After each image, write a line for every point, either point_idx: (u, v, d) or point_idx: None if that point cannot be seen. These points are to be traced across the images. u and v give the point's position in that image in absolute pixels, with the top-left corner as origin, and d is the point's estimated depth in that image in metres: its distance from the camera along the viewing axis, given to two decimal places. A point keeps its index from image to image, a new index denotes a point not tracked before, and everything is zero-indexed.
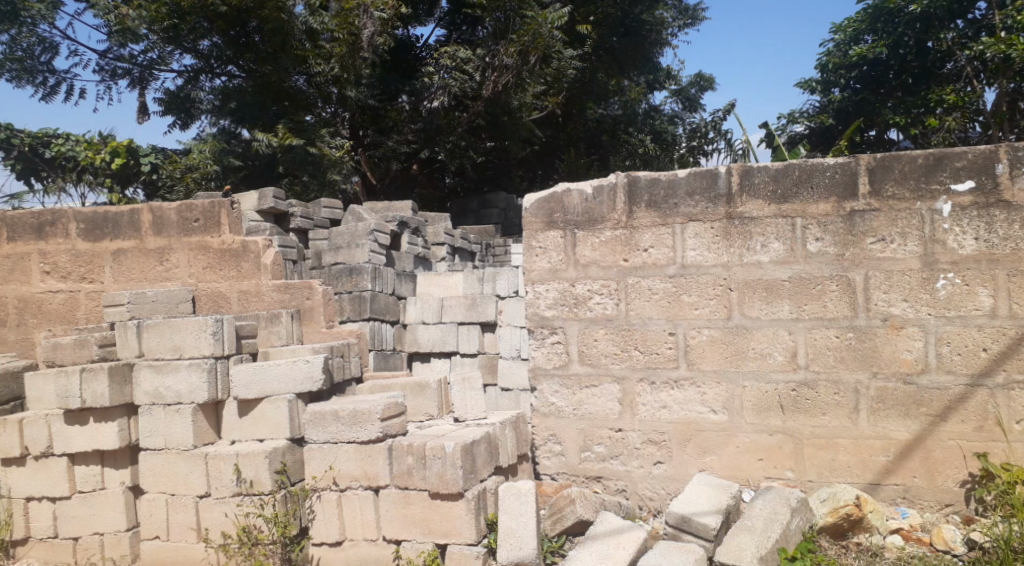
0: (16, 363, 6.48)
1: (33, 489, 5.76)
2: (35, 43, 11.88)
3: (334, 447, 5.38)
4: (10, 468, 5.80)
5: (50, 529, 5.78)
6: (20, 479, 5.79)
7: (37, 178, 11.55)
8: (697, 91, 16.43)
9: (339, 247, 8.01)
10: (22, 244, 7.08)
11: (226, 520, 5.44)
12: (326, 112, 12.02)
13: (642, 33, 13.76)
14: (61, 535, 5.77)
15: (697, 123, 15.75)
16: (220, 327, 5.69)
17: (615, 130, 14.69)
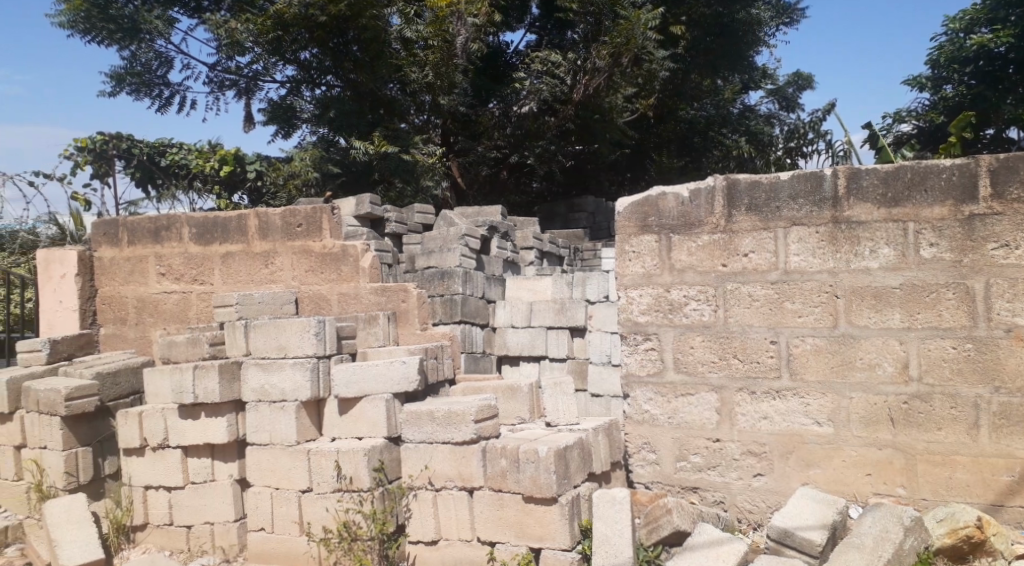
0: (137, 359, 6.99)
1: (151, 479, 6.08)
2: (152, 58, 12.45)
3: (430, 447, 5.47)
4: (132, 458, 6.15)
5: (166, 517, 6.07)
6: (139, 469, 6.11)
7: (153, 185, 12.10)
8: (795, 90, 16.09)
9: (431, 252, 8.15)
10: (140, 247, 7.61)
11: (327, 515, 5.58)
12: (418, 120, 12.17)
13: (739, 34, 13.41)
14: (176, 523, 6.06)
15: (794, 123, 15.22)
16: (323, 328, 5.83)
17: (707, 132, 14.47)
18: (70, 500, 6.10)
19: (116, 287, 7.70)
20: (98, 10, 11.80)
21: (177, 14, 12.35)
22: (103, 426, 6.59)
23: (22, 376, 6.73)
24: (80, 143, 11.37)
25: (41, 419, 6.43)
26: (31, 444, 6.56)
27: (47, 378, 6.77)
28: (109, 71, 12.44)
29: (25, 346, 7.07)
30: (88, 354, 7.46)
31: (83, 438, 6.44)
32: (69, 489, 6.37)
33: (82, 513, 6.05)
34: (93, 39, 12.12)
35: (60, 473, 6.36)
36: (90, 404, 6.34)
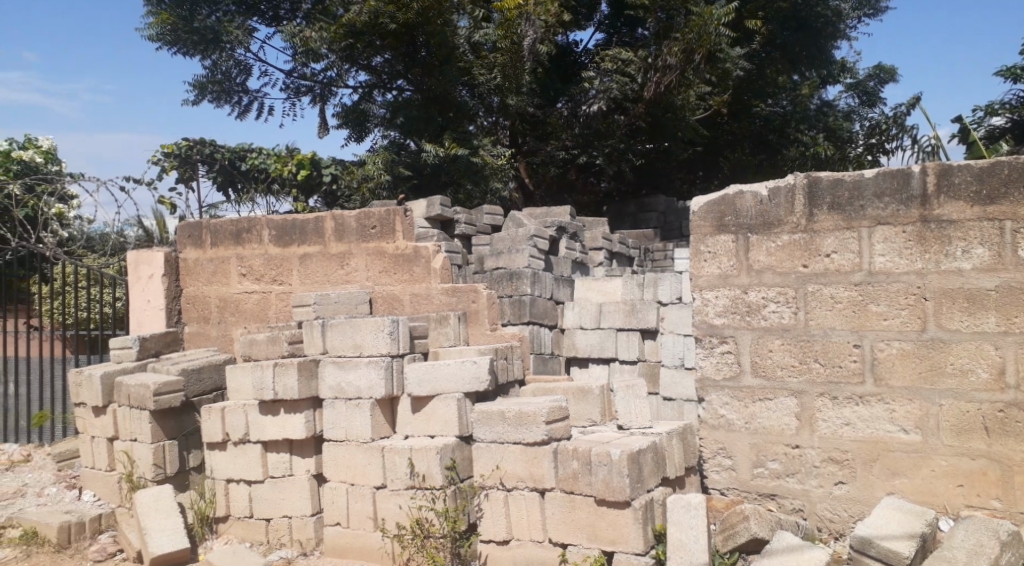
0: (218, 356, 7.35)
1: (232, 472, 6.41)
2: (232, 66, 12.72)
3: (501, 447, 5.48)
4: (214, 452, 6.49)
5: (246, 510, 6.39)
6: (222, 462, 6.45)
7: (235, 190, 12.40)
8: (876, 83, 15.68)
9: (500, 253, 8.09)
10: (223, 249, 8.06)
11: (401, 511, 5.75)
12: (487, 121, 12.22)
13: (816, 25, 13.15)
14: (255, 515, 6.37)
15: (874, 118, 14.86)
16: (396, 327, 5.96)
17: (784, 130, 14.01)
18: (158, 490, 6.44)
19: (199, 287, 8.21)
20: (183, 22, 12.16)
21: (256, 24, 12.69)
22: (187, 421, 7.06)
23: (113, 371, 7.18)
24: (165, 149, 11.72)
25: (131, 413, 6.90)
26: (123, 436, 7.02)
27: (136, 373, 7.23)
28: (191, 80, 12.74)
29: (117, 342, 7.57)
30: (174, 351, 7.90)
31: (170, 432, 6.90)
32: (157, 479, 6.83)
33: (169, 502, 6.40)
34: (178, 50, 12.46)
35: (149, 465, 6.82)
36: (177, 400, 6.81)
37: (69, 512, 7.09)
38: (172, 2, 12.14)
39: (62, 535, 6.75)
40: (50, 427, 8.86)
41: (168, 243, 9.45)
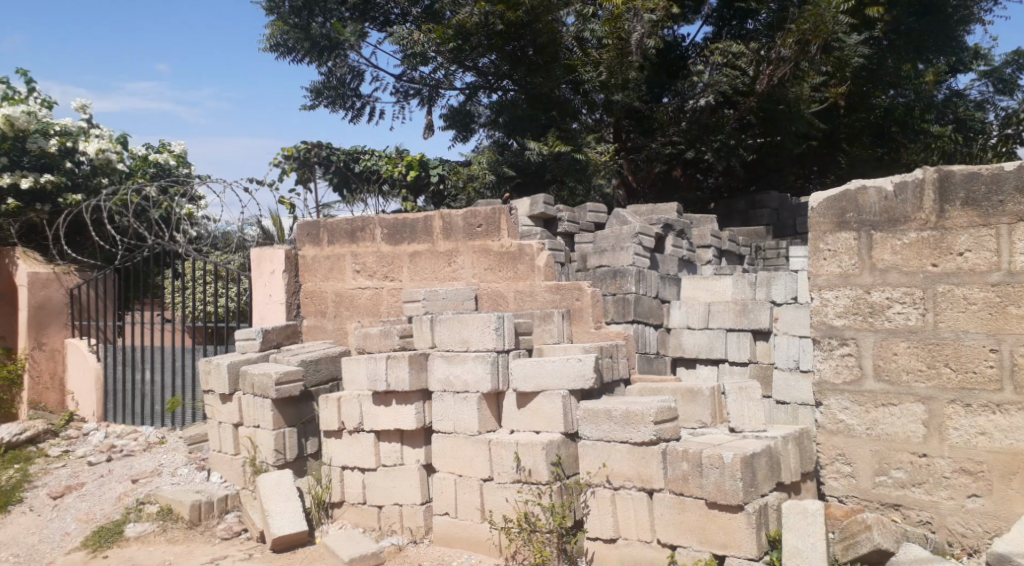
0: (333, 349, 7.77)
1: (347, 460, 6.90)
2: (346, 72, 13.08)
3: (607, 445, 5.75)
4: (331, 439, 7.01)
5: (360, 496, 6.87)
6: (338, 450, 6.96)
7: (350, 190, 12.76)
8: (1015, 70, 14.82)
9: (604, 250, 7.83)
10: (338, 247, 8.50)
11: (507, 505, 6.13)
12: (591, 119, 12.08)
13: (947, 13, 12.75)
14: (369, 502, 6.84)
15: (1011, 107, 14.18)
16: (502, 324, 6.32)
17: (907, 121, 13.35)
18: (279, 474, 6.89)
19: (317, 283, 8.67)
20: (299, 30, 12.62)
21: (369, 28, 12.96)
22: (306, 410, 7.37)
23: (238, 361, 7.59)
24: (286, 152, 12.20)
25: (254, 401, 7.25)
26: (247, 423, 7.39)
27: (259, 363, 7.61)
28: (310, 85, 13.27)
29: (243, 335, 8.07)
30: (293, 344, 8.45)
31: (290, 419, 7.22)
32: (278, 465, 7.15)
33: (290, 486, 6.86)
34: (295, 57, 12.92)
35: (271, 450, 7.15)
36: (296, 389, 7.11)
37: (199, 492, 7.49)
38: (289, 10, 12.55)
39: (193, 513, 7.13)
40: (182, 414, 9.28)
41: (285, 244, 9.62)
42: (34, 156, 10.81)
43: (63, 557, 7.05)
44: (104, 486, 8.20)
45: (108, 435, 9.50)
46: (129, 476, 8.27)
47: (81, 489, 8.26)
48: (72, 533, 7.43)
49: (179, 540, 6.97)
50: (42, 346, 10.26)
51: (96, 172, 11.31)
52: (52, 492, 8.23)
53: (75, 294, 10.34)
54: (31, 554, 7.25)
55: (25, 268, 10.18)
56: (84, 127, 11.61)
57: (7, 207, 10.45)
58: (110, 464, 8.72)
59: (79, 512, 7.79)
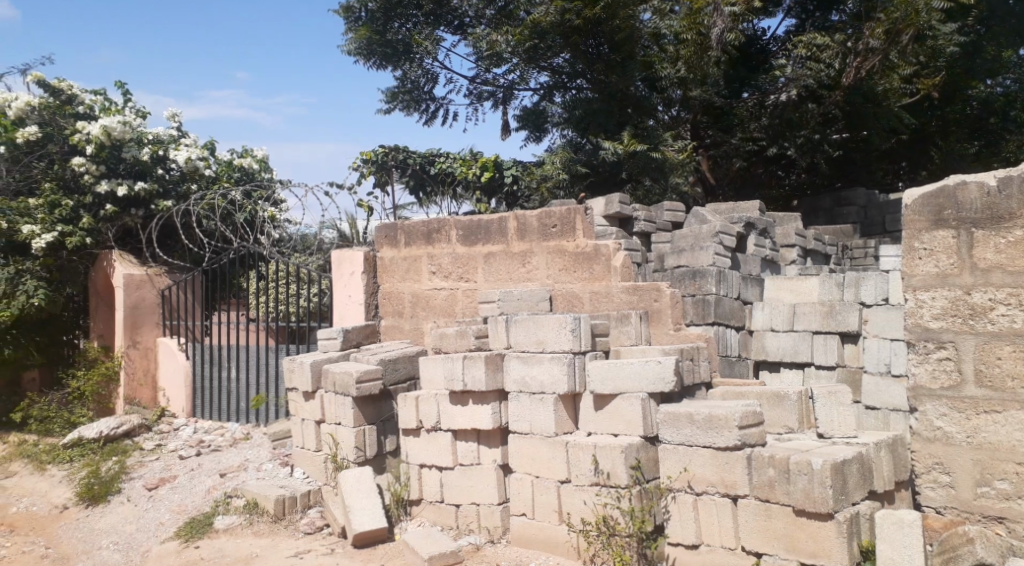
0: (410, 349, 7.81)
1: (425, 458, 6.91)
2: (420, 75, 13.20)
3: (689, 450, 5.71)
4: (408, 437, 7.02)
5: (438, 494, 6.87)
6: (415, 448, 6.97)
7: (425, 192, 12.81)
8: None
9: (682, 250, 7.66)
10: (415, 249, 8.55)
11: (586, 507, 6.05)
12: (668, 116, 11.96)
13: None
14: (446, 500, 6.83)
15: None
16: (578, 325, 6.24)
17: (1007, 112, 12.77)
18: (360, 470, 6.97)
19: (394, 284, 8.74)
20: (378, 36, 12.82)
21: (443, 32, 12.93)
22: (386, 408, 7.46)
23: (321, 359, 7.72)
24: (364, 156, 12.36)
25: (336, 398, 7.35)
26: (329, 419, 7.49)
27: (340, 362, 7.73)
28: (384, 90, 13.42)
29: (325, 334, 8.23)
30: (372, 343, 8.61)
31: (370, 417, 7.30)
32: (358, 461, 7.23)
33: (370, 483, 6.93)
34: (373, 63, 13.11)
35: (351, 447, 7.23)
36: (375, 387, 7.17)
37: (283, 486, 7.63)
38: (368, 17, 12.72)
39: (278, 507, 7.27)
40: (266, 410, 9.49)
41: (362, 245, 9.74)
42: (128, 164, 11.14)
43: (158, 546, 7.32)
44: (195, 479, 8.43)
45: (197, 431, 9.77)
46: (217, 470, 8.48)
47: (174, 480, 8.52)
48: (166, 523, 7.72)
49: (266, 533, 7.13)
50: (137, 344, 10.58)
51: (185, 178, 11.64)
52: (148, 483, 8.53)
53: (166, 295, 10.64)
54: (129, 542, 7.61)
55: (121, 270, 10.55)
56: (174, 135, 11.93)
57: (106, 211, 10.96)
58: (200, 458, 8.95)
59: (172, 503, 8.06)
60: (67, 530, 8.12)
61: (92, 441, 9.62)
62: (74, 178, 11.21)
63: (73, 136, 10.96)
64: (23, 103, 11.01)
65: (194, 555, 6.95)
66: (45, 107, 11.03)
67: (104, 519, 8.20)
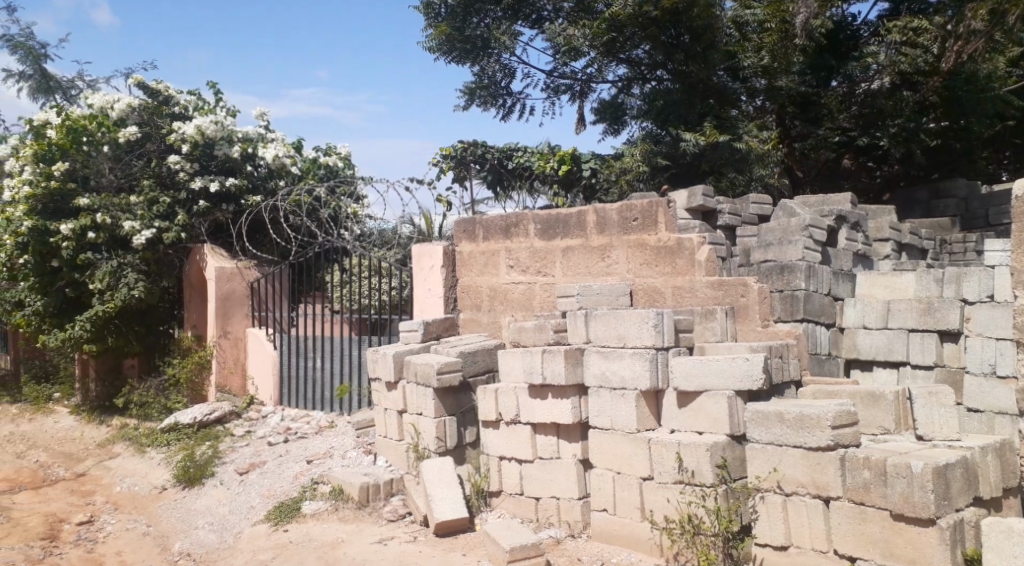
0: (489, 342, 7.81)
1: (505, 451, 6.92)
2: (498, 70, 13.22)
3: (779, 449, 5.55)
4: (488, 430, 7.03)
5: (518, 487, 6.86)
6: (495, 441, 6.98)
7: (504, 187, 12.77)
8: None
9: (769, 244, 7.39)
10: (493, 243, 8.55)
11: (669, 505, 5.95)
12: (753, 106, 11.70)
13: None
14: (526, 493, 6.81)
15: None
16: (661, 320, 6.13)
17: None
18: (441, 460, 7.00)
19: (473, 278, 8.76)
20: (457, 33, 12.77)
21: (521, 27, 12.90)
22: (465, 399, 7.43)
23: (403, 351, 7.81)
24: (444, 152, 12.45)
25: (417, 389, 7.40)
26: (411, 409, 7.55)
27: (421, 353, 7.78)
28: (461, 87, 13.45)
29: (406, 326, 8.30)
30: (452, 336, 8.52)
31: (450, 408, 7.30)
32: (439, 451, 7.26)
33: (450, 473, 6.95)
34: (452, 60, 13.14)
35: (432, 437, 7.27)
36: (456, 379, 7.18)
37: (367, 473, 7.70)
38: (447, 15, 12.78)
39: (362, 494, 7.36)
40: (350, 399, 9.64)
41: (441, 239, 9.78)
42: (220, 161, 11.57)
43: (250, 529, 7.58)
44: (283, 465, 8.60)
45: (284, 418, 9.96)
46: (304, 456, 8.64)
47: (264, 466, 8.73)
48: (257, 507, 7.94)
49: (351, 519, 7.24)
50: (227, 335, 10.89)
51: (273, 175, 11.98)
52: (239, 467, 8.77)
53: (254, 287, 10.89)
54: (224, 524, 7.87)
55: (212, 263, 10.85)
56: (263, 133, 12.29)
57: (199, 207, 11.27)
58: (288, 444, 9.13)
59: (262, 488, 8.27)
60: (166, 510, 8.55)
61: (187, 426, 10.04)
62: (170, 176, 11.58)
63: (169, 136, 11.41)
64: (125, 105, 11.47)
65: (284, 539, 7.14)
66: (145, 108, 11.53)
67: (199, 501, 8.57)
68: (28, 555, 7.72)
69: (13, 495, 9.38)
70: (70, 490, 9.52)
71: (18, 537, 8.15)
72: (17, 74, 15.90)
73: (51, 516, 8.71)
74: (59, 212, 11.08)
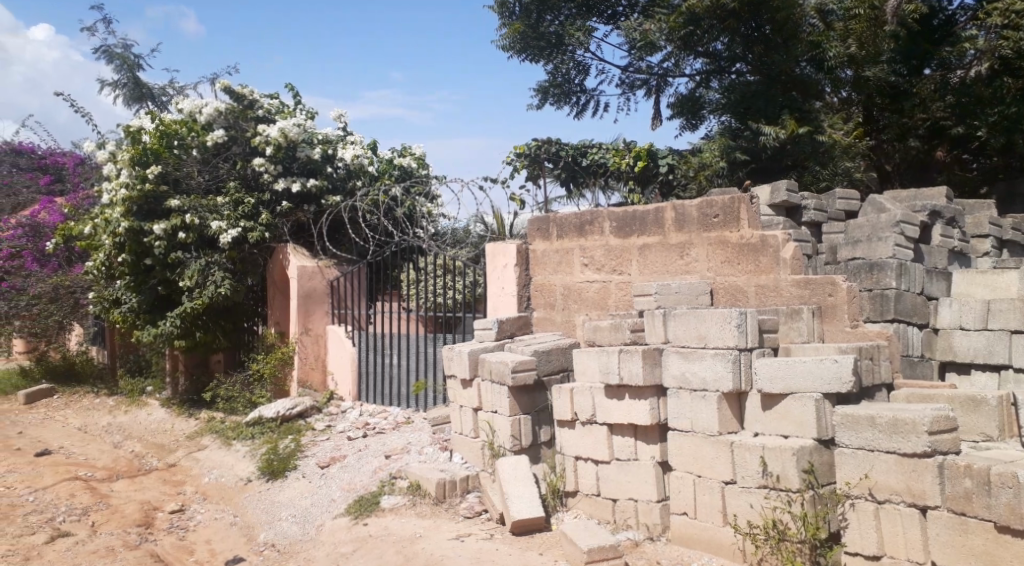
0: (564, 340, 7.73)
1: (581, 451, 6.81)
2: (572, 68, 13.10)
3: (870, 455, 5.33)
4: (564, 429, 6.94)
5: (594, 488, 6.75)
6: (571, 440, 6.89)
7: (577, 185, 12.61)
8: None
9: (857, 241, 7.16)
10: (567, 241, 8.46)
11: (752, 510, 5.77)
12: (837, 98, 11.33)
13: None
14: (602, 494, 6.70)
15: None
16: (745, 320, 5.96)
17: None
18: (516, 459, 6.95)
19: (546, 276, 8.68)
20: (532, 30, 12.74)
21: (596, 23, 12.75)
22: (539, 398, 7.37)
23: (478, 348, 7.77)
24: (518, 150, 12.42)
25: (492, 387, 7.38)
26: (485, 407, 7.53)
27: (496, 351, 7.74)
28: (535, 86, 13.37)
29: (481, 325, 8.30)
30: (526, 334, 8.48)
31: (525, 407, 7.24)
32: (514, 450, 7.21)
33: (527, 471, 6.91)
34: (526, 58, 13.06)
35: (508, 435, 7.22)
36: (530, 377, 7.12)
37: (443, 469, 7.70)
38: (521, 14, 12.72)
39: (439, 490, 7.37)
40: (425, 396, 9.67)
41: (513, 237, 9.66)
42: (302, 163, 11.74)
43: (331, 522, 7.67)
44: (362, 459, 8.67)
45: (362, 414, 10.05)
46: (382, 451, 8.70)
47: (344, 460, 8.83)
48: (337, 500, 8.04)
49: (428, 514, 7.25)
50: (308, 331, 11.07)
51: (352, 175, 12.14)
52: (321, 461, 8.89)
53: (334, 285, 11.02)
54: (306, 516, 7.99)
55: (295, 262, 11.04)
56: (341, 135, 12.48)
57: (282, 207, 11.54)
58: (366, 439, 9.21)
59: (342, 481, 8.36)
60: (252, 501, 8.75)
61: (270, 420, 10.24)
62: (255, 177, 11.81)
63: (255, 139, 11.60)
64: (212, 110, 11.71)
65: (363, 532, 7.20)
66: (231, 112, 11.75)
67: (282, 492, 8.72)
68: (125, 540, 7.97)
69: (110, 482, 9.74)
70: (163, 480, 9.79)
71: (116, 522, 8.46)
72: (113, 83, 16.50)
73: (146, 504, 9.00)
74: (152, 214, 11.37)
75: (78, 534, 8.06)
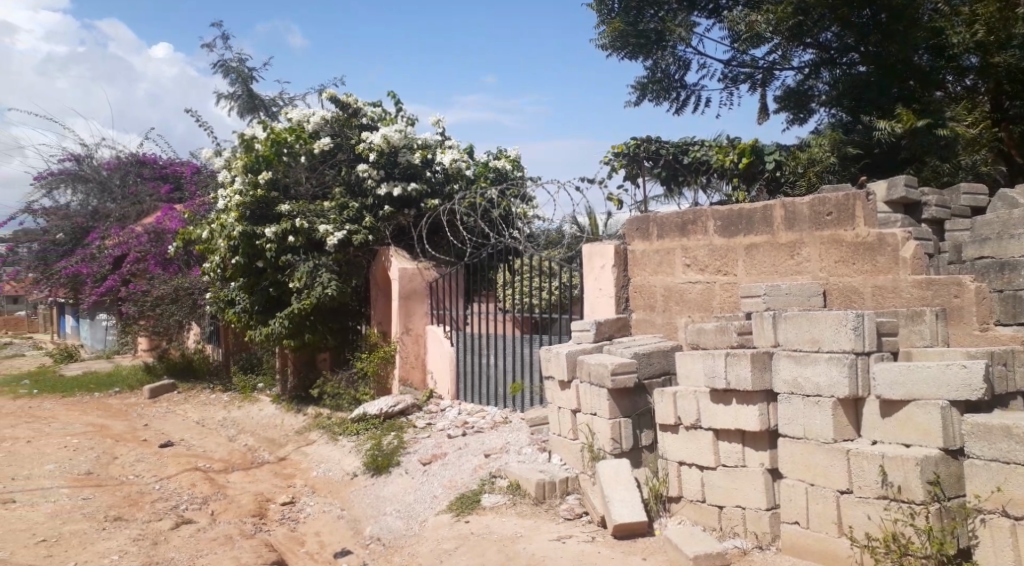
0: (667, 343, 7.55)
1: (684, 456, 6.60)
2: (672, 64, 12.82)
3: (1005, 467, 4.97)
4: (666, 433, 6.75)
5: (699, 494, 6.51)
6: (673, 445, 6.69)
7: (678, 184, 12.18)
8: None
9: (986, 238, 6.70)
10: (669, 241, 8.25)
11: (871, 522, 5.50)
12: (960, 86, 10.58)
13: None
14: (708, 501, 6.46)
15: None
16: (861, 323, 5.65)
17: None
18: (617, 462, 6.79)
19: (647, 277, 8.49)
20: (631, 27, 12.53)
21: (698, 17, 12.50)
22: (640, 401, 7.19)
23: (576, 350, 7.66)
24: (616, 150, 12.19)
25: (591, 389, 7.24)
26: (585, 409, 7.40)
27: (596, 353, 7.61)
28: (633, 82, 13.13)
29: (578, 326, 8.19)
30: (625, 336, 8.32)
31: (625, 410, 7.08)
32: (616, 453, 7.06)
33: (627, 475, 6.73)
34: (625, 56, 12.82)
35: (608, 438, 7.08)
36: (631, 380, 6.94)
37: (543, 470, 7.62)
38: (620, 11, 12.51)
39: (539, 490, 7.30)
40: (523, 397, 9.63)
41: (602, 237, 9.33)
42: (403, 168, 11.90)
43: (434, 517, 7.69)
44: (462, 458, 8.67)
45: (460, 413, 10.07)
46: (482, 450, 8.65)
47: (445, 457, 8.85)
48: (439, 497, 8.06)
49: (528, 514, 7.19)
50: (409, 331, 11.19)
51: (449, 179, 12.13)
52: (422, 458, 8.94)
53: (433, 286, 11.08)
54: (410, 511, 8.06)
55: (396, 263, 11.19)
56: (440, 139, 12.56)
57: (384, 211, 11.67)
58: (466, 438, 9.20)
59: (444, 478, 8.38)
60: (358, 496, 8.88)
61: (374, 416, 10.38)
62: (358, 183, 12.06)
63: (358, 145, 11.90)
64: (319, 119, 12.12)
65: (466, 529, 7.19)
66: (336, 120, 12.12)
67: (386, 488, 8.82)
68: (241, 529, 8.19)
69: (226, 474, 10.06)
70: (275, 473, 10.06)
71: (233, 512, 8.72)
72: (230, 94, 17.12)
73: (260, 495, 9.26)
74: (264, 218, 11.73)
75: (199, 522, 8.35)
